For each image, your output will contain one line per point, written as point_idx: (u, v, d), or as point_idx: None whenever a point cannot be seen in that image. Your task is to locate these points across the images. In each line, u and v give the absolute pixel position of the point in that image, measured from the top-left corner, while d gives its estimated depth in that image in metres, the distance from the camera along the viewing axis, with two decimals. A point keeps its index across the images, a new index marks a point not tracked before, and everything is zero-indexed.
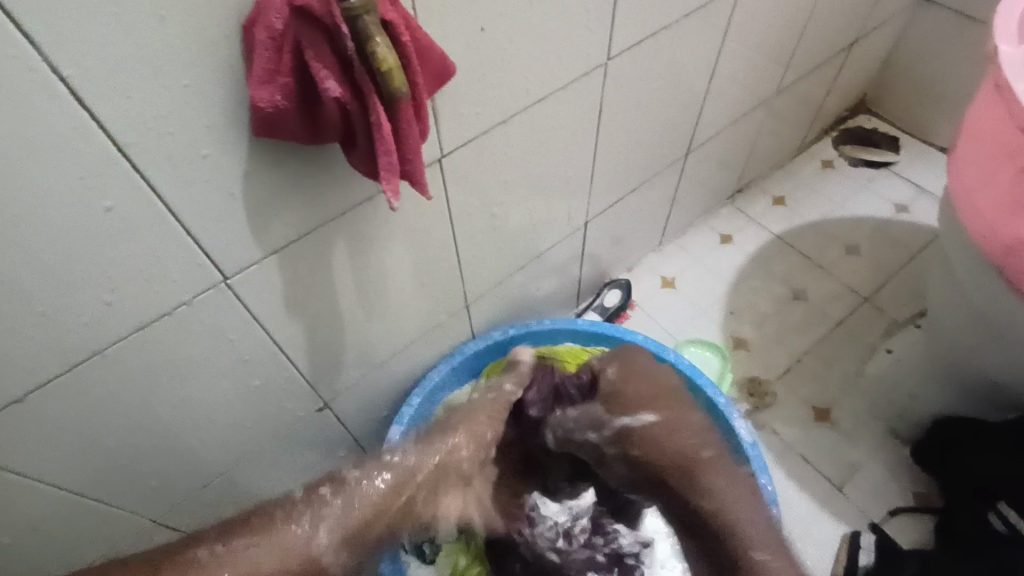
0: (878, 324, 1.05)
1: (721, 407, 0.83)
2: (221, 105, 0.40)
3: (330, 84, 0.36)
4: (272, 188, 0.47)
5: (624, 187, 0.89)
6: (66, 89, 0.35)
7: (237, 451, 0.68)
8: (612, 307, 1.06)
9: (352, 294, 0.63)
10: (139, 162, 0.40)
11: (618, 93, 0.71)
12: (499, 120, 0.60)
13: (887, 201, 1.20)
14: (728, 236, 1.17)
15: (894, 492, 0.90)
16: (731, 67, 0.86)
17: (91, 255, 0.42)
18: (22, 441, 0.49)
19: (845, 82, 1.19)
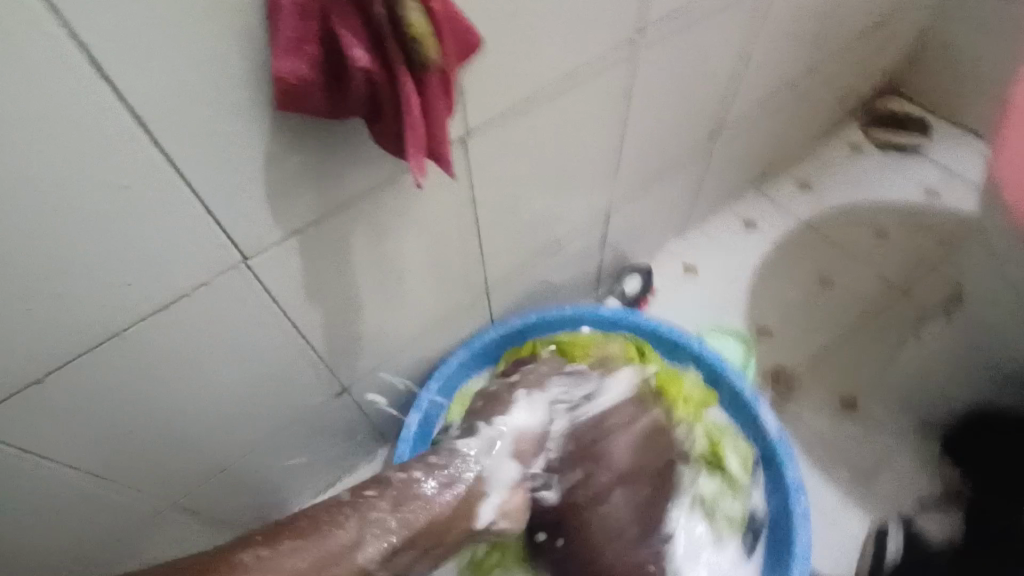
0: (908, 313, 1.00)
1: (746, 397, 0.79)
2: (242, 76, 0.38)
3: (358, 53, 0.34)
4: (292, 165, 0.45)
5: (650, 170, 0.85)
6: (85, 60, 0.33)
7: (256, 435, 0.68)
8: (633, 293, 1.01)
9: (371, 280, 0.61)
10: (158, 138, 0.38)
11: (649, 72, 0.68)
12: (525, 100, 0.57)
13: (917, 186, 1.13)
14: (752, 222, 1.12)
15: (924, 484, 0.86)
16: (763, 46, 0.81)
17: (109, 234, 0.41)
18: (42, 421, 0.48)
19: (882, 58, 1.12)
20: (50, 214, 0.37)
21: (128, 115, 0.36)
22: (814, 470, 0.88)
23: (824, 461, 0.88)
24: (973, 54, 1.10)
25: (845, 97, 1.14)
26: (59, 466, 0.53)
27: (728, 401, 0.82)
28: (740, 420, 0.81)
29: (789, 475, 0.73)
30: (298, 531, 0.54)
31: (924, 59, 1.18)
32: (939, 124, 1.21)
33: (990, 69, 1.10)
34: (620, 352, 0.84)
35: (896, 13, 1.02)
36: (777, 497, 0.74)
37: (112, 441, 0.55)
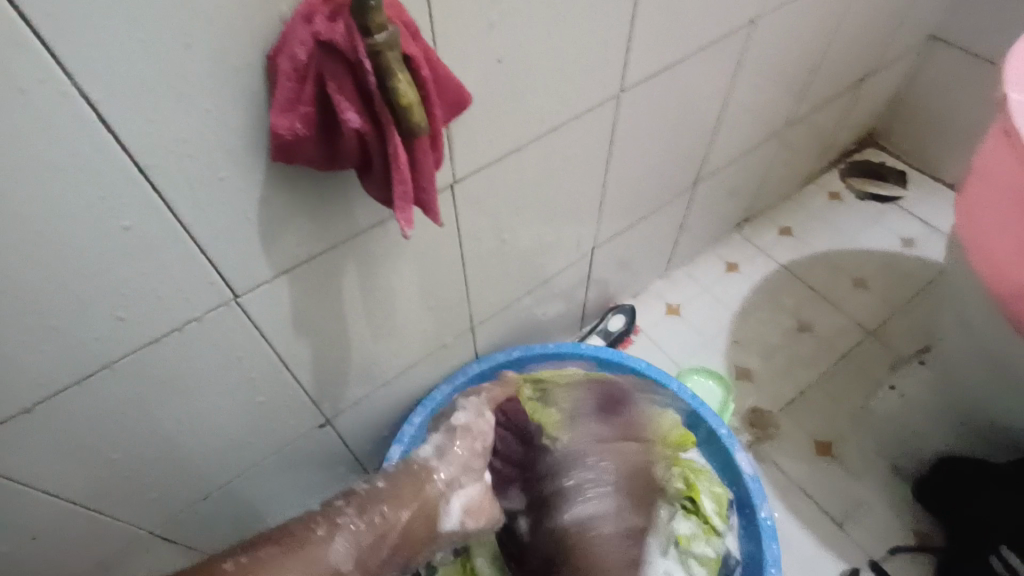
0: (882, 358, 1.02)
1: (723, 438, 0.82)
2: (241, 130, 0.40)
3: (351, 116, 0.36)
4: (286, 211, 0.48)
5: (633, 214, 0.88)
6: (94, 113, 0.35)
7: (238, 465, 0.68)
8: (616, 332, 1.04)
9: (359, 315, 0.63)
10: (159, 184, 0.40)
11: (633, 126, 0.71)
12: (512, 150, 0.60)
13: (893, 236, 1.17)
14: (735, 264, 1.15)
15: (895, 529, 0.87)
16: (743, 101, 0.85)
17: (105, 272, 0.42)
18: (27, 450, 0.49)
19: (861, 111, 1.17)
20: (52, 254, 0.39)
21: (129, 162, 0.38)
22: (787, 513, 0.89)
23: (798, 504, 0.90)
24: (947, 113, 1.15)
25: (826, 146, 1.18)
26: (42, 494, 0.54)
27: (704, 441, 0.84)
28: (716, 461, 0.83)
29: (762, 518, 0.76)
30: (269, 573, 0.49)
31: (901, 114, 1.23)
32: (915, 176, 1.26)
33: (962, 126, 1.14)
34: None
35: (875, 70, 1.07)
36: (750, 539, 0.77)
37: (95, 470, 0.55)
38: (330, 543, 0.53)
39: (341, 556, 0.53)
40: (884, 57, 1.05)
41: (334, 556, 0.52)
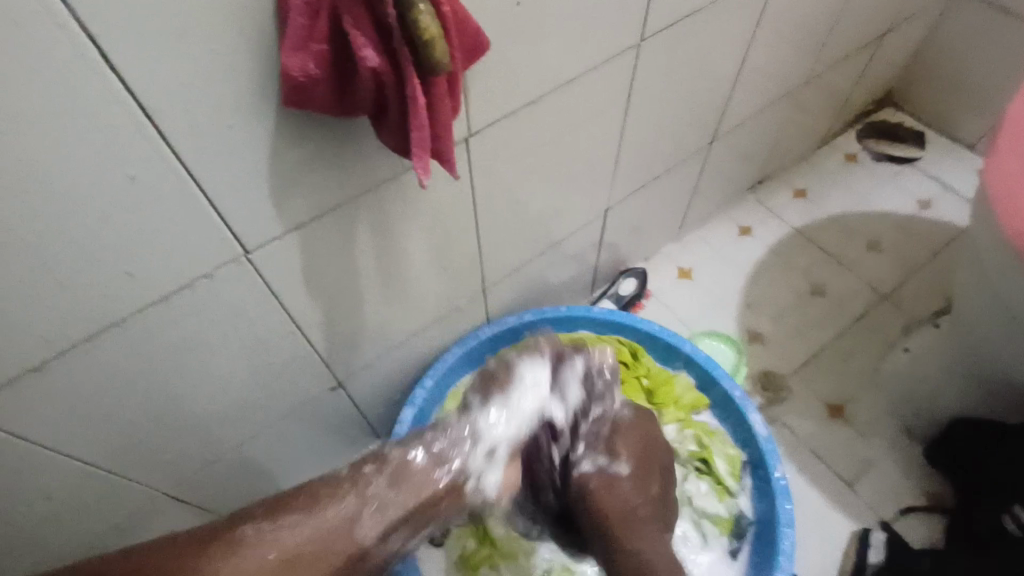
0: (896, 321, 1.01)
1: (737, 401, 0.81)
2: (251, 72, 0.38)
3: (368, 54, 0.34)
4: (300, 161, 0.46)
5: (647, 174, 0.86)
6: (95, 51, 0.33)
7: (251, 426, 0.68)
8: (627, 296, 1.03)
9: (372, 274, 0.62)
10: (165, 129, 0.38)
11: (650, 78, 0.68)
12: (527, 101, 0.57)
13: (909, 196, 1.15)
14: (748, 228, 1.13)
15: (906, 490, 0.87)
16: (762, 55, 0.82)
17: (112, 226, 0.41)
18: (38, 409, 0.49)
19: (879, 69, 1.13)
20: (56, 205, 0.38)
21: (135, 107, 0.36)
22: (799, 474, 0.89)
23: (810, 466, 0.90)
24: (968, 72, 1.12)
25: (842, 106, 1.15)
26: (53, 453, 0.53)
27: (718, 405, 0.83)
28: (730, 423, 0.82)
29: (775, 478, 0.75)
30: (297, 501, 0.51)
31: (919, 71, 1.19)
32: (933, 136, 1.23)
33: (985, 84, 1.11)
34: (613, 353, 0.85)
35: (894, 26, 1.03)
36: (765, 501, 0.76)
37: (106, 428, 0.55)
38: (360, 514, 0.51)
39: (371, 528, 0.51)
40: (906, 12, 1.01)
41: (358, 531, 0.51)
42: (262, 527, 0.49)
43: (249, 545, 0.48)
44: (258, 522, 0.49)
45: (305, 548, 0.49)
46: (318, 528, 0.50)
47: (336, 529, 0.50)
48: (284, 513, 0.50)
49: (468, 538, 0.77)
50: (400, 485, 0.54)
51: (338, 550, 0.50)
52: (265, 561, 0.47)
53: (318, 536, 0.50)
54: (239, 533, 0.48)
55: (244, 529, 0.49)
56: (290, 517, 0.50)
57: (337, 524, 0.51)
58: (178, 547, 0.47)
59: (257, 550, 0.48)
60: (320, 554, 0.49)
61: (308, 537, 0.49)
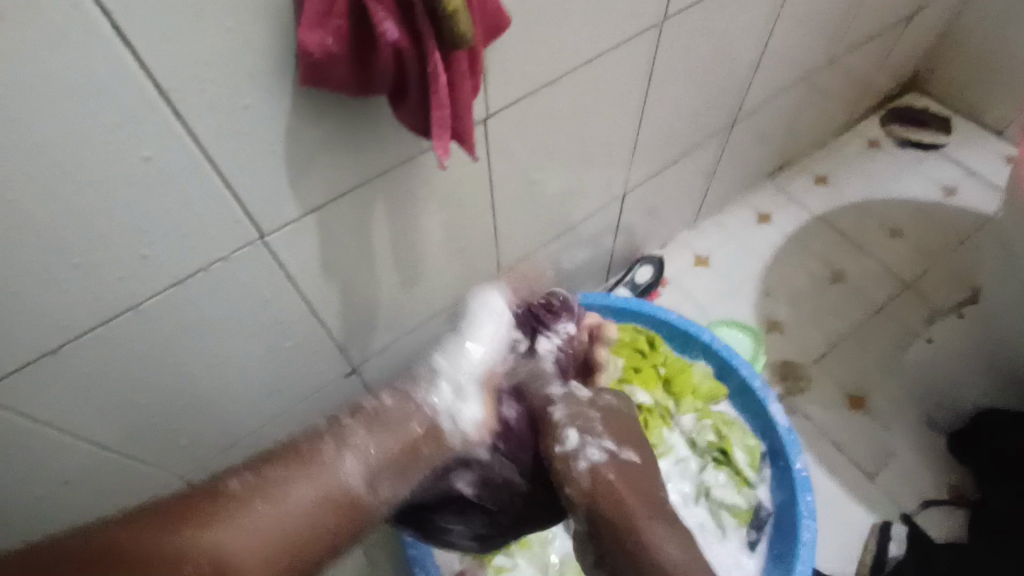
0: (919, 310, 0.99)
1: (756, 389, 0.79)
2: (267, 49, 0.37)
3: (389, 27, 0.33)
4: (317, 141, 0.45)
5: (665, 158, 0.84)
6: (109, 27, 0.32)
7: (265, 411, 0.68)
8: (643, 283, 1.01)
9: (387, 258, 0.61)
10: (180, 109, 0.37)
11: (671, 59, 0.67)
12: (547, 81, 0.56)
13: (933, 182, 1.12)
14: (766, 214, 1.11)
15: (928, 481, 0.86)
16: (786, 35, 0.80)
17: (126, 207, 0.40)
18: (54, 393, 0.48)
19: (905, 51, 1.10)
20: (70, 185, 0.37)
21: (150, 86, 0.35)
22: (818, 464, 0.88)
23: (829, 456, 0.88)
24: (996, 54, 1.09)
25: (865, 89, 1.12)
26: (70, 437, 0.53)
27: (736, 394, 0.82)
28: (748, 413, 0.81)
29: (796, 469, 0.74)
30: (285, 460, 0.42)
31: (945, 54, 1.16)
32: (958, 121, 1.20)
33: (1013, 67, 1.08)
34: (630, 342, 0.84)
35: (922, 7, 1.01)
36: (784, 492, 0.75)
37: (122, 412, 0.55)
38: (339, 459, 0.43)
39: (353, 476, 0.43)
40: None
41: (346, 478, 0.42)
42: (249, 480, 0.41)
43: (241, 495, 0.40)
44: (255, 473, 0.41)
45: (300, 513, 0.40)
46: (317, 488, 0.41)
47: (325, 476, 0.42)
48: (269, 465, 0.42)
49: None
50: (376, 431, 0.45)
51: (335, 494, 0.42)
52: (258, 509, 0.39)
53: (325, 495, 0.41)
54: (223, 488, 0.40)
55: (231, 484, 0.40)
56: (274, 472, 0.41)
57: (324, 473, 0.42)
58: (162, 514, 0.38)
59: (257, 508, 0.39)
60: (314, 503, 0.41)
61: (313, 499, 0.41)
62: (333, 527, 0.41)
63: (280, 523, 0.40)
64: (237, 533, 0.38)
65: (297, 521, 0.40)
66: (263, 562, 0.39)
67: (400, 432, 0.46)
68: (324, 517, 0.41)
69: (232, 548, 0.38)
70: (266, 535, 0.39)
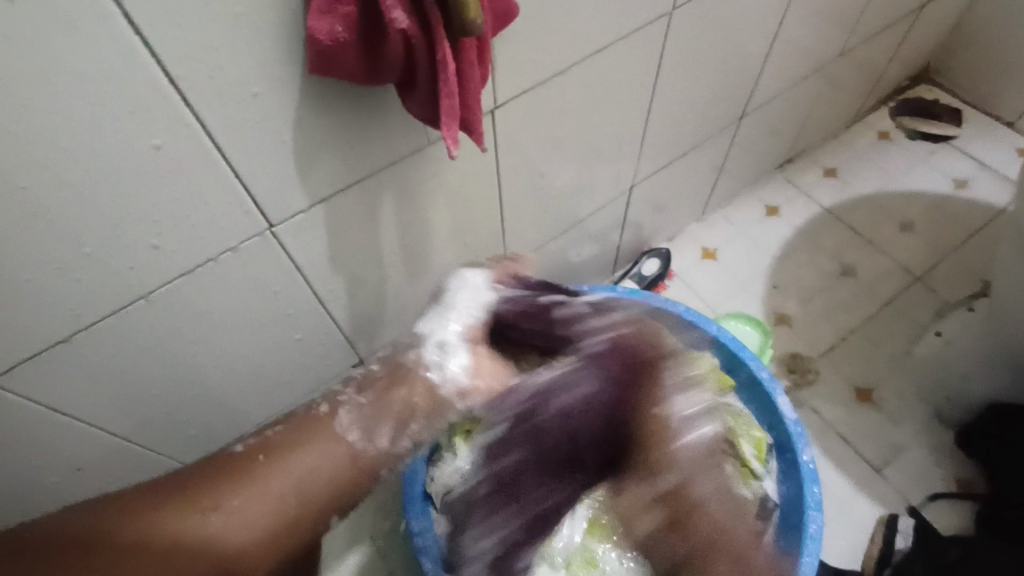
0: (928, 303, 0.99)
1: (764, 382, 0.79)
2: (277, 37, 0.37)
3: (398, 15, 0.33)
4: (326, 132, 0.45)
5: (674, 150, 0.84)
6: (121, 16, 0.32)
7: (274, 401, 0.68)
8: (650, 276, 1.01)
9: (395, 250, 0.61)
10: (190, 98, 0.38)
11: (681, 49, 0.66)
12: (555, 72, 0.56)
13: (945, 176, 1.12)
14: (775, 207, 1.10)
15: (936, 475, 0.85)
16: (797, 25, 0.79)
17: (136, 196, 0.41)
18: (66, 381, 0.49)
19: (917, 42, 1.09)
20: (81, 174, 0.37)
21: (161, 75, 0.36)
22: (825, 458, 0.88)
23: (836, 450, 0.88)
24: (1010, 45, 1.07)
25: (876, 82, 1.11)
26: (81, 425, 0.54)
27: (743, 387, 0.82)
28: (755, 406, 0.81)
29: (803, 461, 0.75)
30: (284, 425, 0.46)
31: (958, 45, 1.15)
32: (970, 113, 1.18)
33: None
34: None
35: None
36: (789, 484, 0.76)
37: (133, 401, 0.55)
38: (334, 417, 0.46)
39: (348, 428, 0.46)
40: None
41: (344, 437, 0.45)
42: (252, 443, 0.43)
43: (238, 456, 0.42)
44: (258, 437, 0.44)
45: (308, 467, 0.43)
46: (316, 448, 0.44)
47: (322, 435, 0.45)
48: (269, 432, 0.45)
49: None
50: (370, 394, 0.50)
51: (334, 452, 0.44)
52: (260, 463, 0.41)
53: (326, 456, 0.44)
54: (228, 453, 0.43)
55: (234, 447, 0.43)
56: (275, 435, 0.44)
57: (324, 431, 0.45)
58: (164, 482, 0.40)
59: (272, 468, 0.42)
60: (317, 459, 0.43)
61: (312, 458, 0.43)
62: (338, 485, 0.43)
63: (283, 478, 0.41)
64: (248, 487, 0.40)
65: (297, 482, 0.42)
66: (274, 514, 0.40)
67: (390, 396, 0.50)
68: (327, 475, 0.43)
69: (239, 498, 0.39)
70: (269, 493, 0.41)
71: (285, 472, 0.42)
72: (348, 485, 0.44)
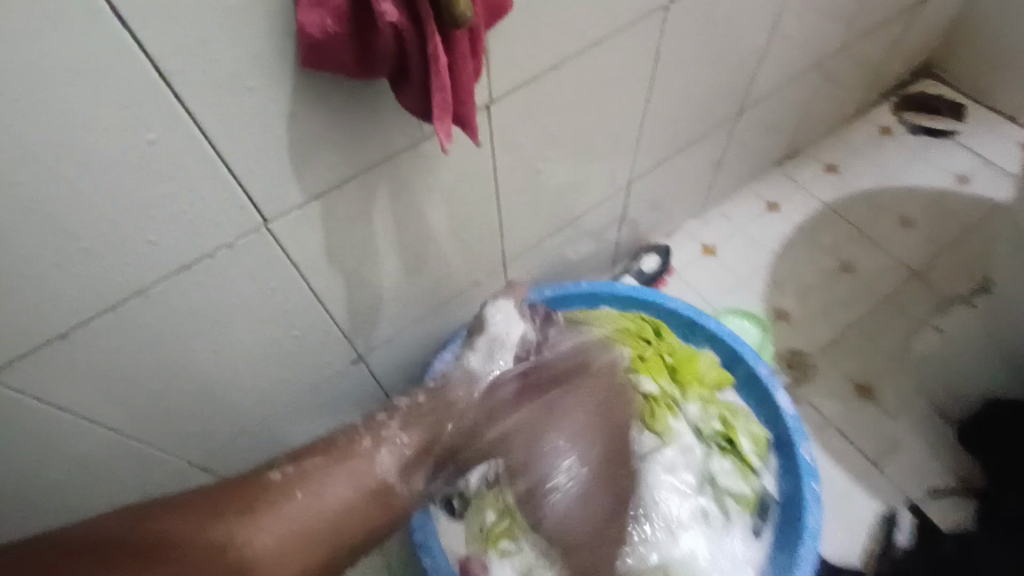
0: (929, 299, 0.98)
1: (763, 378, 0.79)
2: (268, 31, 0.37)
3: (387, 7, 0.33)
4: (319, 126, 0.45)
5: (672, 146, 0.84)
6: (111, 11, 0.32)
7: (271, 398, 0.68)
8: (649, 272, 1.01)
9: (391, 246, 0.61)
10: (182, 93, 0.38)
11: (677, 44, 0.66)
12: (550, 67, 0.56)
13: (946, 171, 1.11)
14: (775, 203, 1.10)
15: (937, 471, 0.85)
16: (795, 20, 0.79)
17: (130, 192, 0.41)
18: (64, 377, 0.49)
19: (918, 37, 1.08)
20: (75, 170, 0.38)
21: (153, 70, 0.36)
22: (825, 454, 0.87)
23: (836, 446, 0.88)
24: (1011, 39, 1.07)
25: (876, 76, 1.11)
26: (79, 421, 0.54)
27: (742, 383, 0.82)
28: (754, 402, 0.81)
29: (802, 457, 0.75)
30: (326, 451, 0.54)
31: (959, 39, 1.14)
32: (972, 108, 1.18)
33: None
34: (635, 329, 0.83)
35: None
36: (789, 480, 0.75)
37: (131, 398, 0.56)
38: (376, 454, 0.55)
39: (386, 466, 0.55)
40: None
41: (379, 469, 0.54)
42: (290, 470, 0.51)
43: (279, 486, 0.50)
44: (297, 465, 0.52)
45: (347, 493, 0.51)
46: (351, 479, 0.52)
47: (359, 467, 0.53)
48: (308, 459, 0.53)
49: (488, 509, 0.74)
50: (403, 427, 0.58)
51: (367, 482, 0.53)
52: (300, 498, 0.49)
53: (362, 487, 0.53)
54: (270, 477, 0.50)
55: (275, 474, 0.51)
56: (314, 459, 0.53)
57: (359, 460, 0.54)
58: (217, 495, 0.48)
59: (322, 491, 0.51)
60: (352, 491, 0.52)
61: (351, 487, 0.52)
62: (371, 514, 0.52)
63: (317, 506, 0.49)
64: (278, 510, 0.48)
65: (336, 506, 0.50)
66: (302, 535, 0.48)
67: (431, 427, 0.59)
68: (359, 501, 0.52)
69: (296, 524, 0.48)
70: (305, 519, 0.48)
71: (321, 499, 0.50)
72: (379, 519, 0.52)
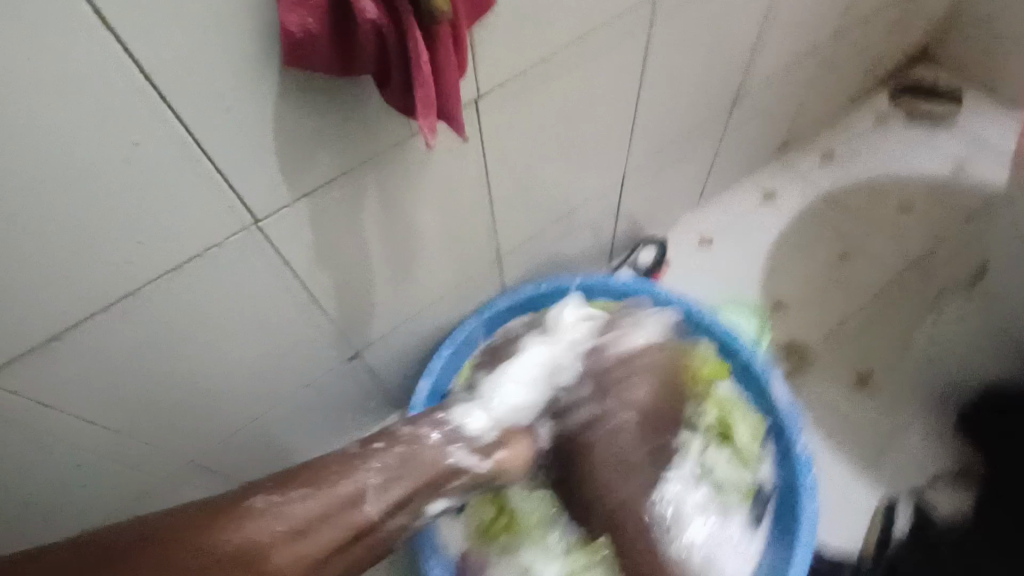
0: (929, 287, 0.98)
1: (757, 368, 0.79)
2: (249, 29, 0.37)
3: (367, 5, 0.33)
4: (306, 125, 0.45)
5: (666, 137, 0.83)
6: (91, 14, 0.32)
7: (269, 397, 0.68)
8: (646, 264, 1.01)
9: (384, 243, 0.61)
10: (167, 96, 0.38)
11: (668, 34, 0.66)
12: (539, 60, 0.56)
13: (944, 157, 1.10)
14: (772, 193, 1.09)
15: (937, 459, 0.85)
16: (788, 8, 0.78)
17: (118, 196, 0.41)
18: (58, 381, 0.49)
19: (915, 22, 1.07)
20: (61, 175, 0.38)
21: (137, 73, 0.36)
22: (824, 442, 0.87)
23: (835, 435, 0.88)
24: (1009, 22, 1.06)
25: (873, 63, 1.10)
26: (76, 425, 0.54)
27: (739, 373, 0.82)
28: (750, 392, 0.81)
29: (798, 448, 0.74)
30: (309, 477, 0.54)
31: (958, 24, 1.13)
32: (971, 93, 1.17)
33: None
34: None
35: None
36: (786, 469, 0.75)
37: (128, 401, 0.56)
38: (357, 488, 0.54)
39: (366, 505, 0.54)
40: None
41: (362, 510, 0.54)
42: (273, 499, 0.51)
43: (259, 516, 0.50)
44: (278, 493, 0.52)
45: (325, 531, 0.52)
46: (333, 514, 0.53)
47: (340, 500, 0.53)
48: (292, 487, 0.53)
49: (487, 506, 0.76)
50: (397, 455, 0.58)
51: (349, 517, 0.53)
52: (280, 533, 0.50)
53: (343, 523, 0.53)
54: (248, 505, 0.50)
55: (256, 502, 0.51)
56: (296, 489, 0.53)
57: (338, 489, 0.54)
58: (195, 520, 0.49)
59: (303, 534, 0.51)
60: (334, 528, 0.52)
61: (331, 528, 0.52)
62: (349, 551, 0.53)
63: (296, 547, 0.50)
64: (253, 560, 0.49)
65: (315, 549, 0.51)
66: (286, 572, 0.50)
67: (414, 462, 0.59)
68: (336, 536, 0.52)
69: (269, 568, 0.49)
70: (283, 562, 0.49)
71: (303, 539, 0.51)
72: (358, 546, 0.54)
